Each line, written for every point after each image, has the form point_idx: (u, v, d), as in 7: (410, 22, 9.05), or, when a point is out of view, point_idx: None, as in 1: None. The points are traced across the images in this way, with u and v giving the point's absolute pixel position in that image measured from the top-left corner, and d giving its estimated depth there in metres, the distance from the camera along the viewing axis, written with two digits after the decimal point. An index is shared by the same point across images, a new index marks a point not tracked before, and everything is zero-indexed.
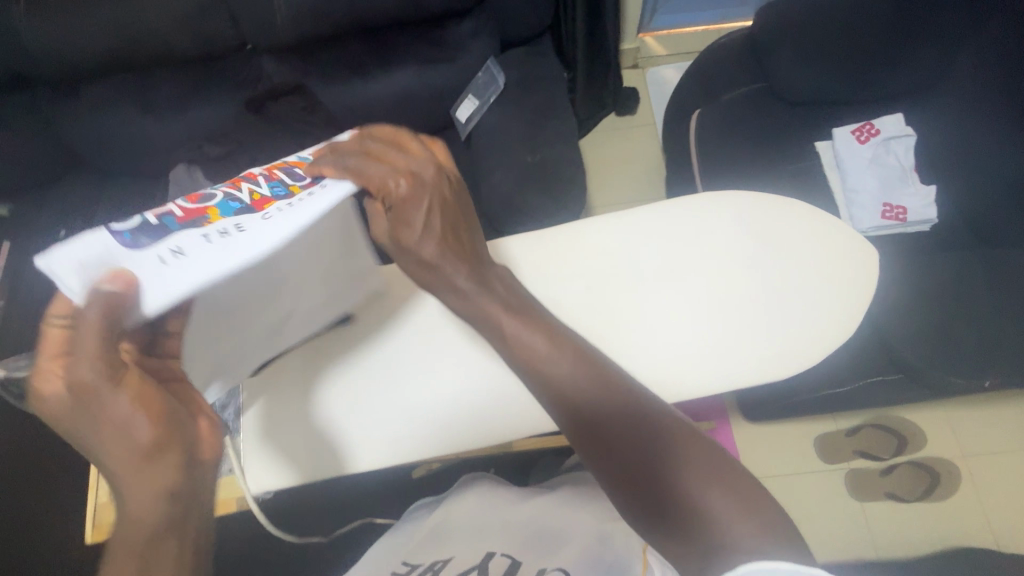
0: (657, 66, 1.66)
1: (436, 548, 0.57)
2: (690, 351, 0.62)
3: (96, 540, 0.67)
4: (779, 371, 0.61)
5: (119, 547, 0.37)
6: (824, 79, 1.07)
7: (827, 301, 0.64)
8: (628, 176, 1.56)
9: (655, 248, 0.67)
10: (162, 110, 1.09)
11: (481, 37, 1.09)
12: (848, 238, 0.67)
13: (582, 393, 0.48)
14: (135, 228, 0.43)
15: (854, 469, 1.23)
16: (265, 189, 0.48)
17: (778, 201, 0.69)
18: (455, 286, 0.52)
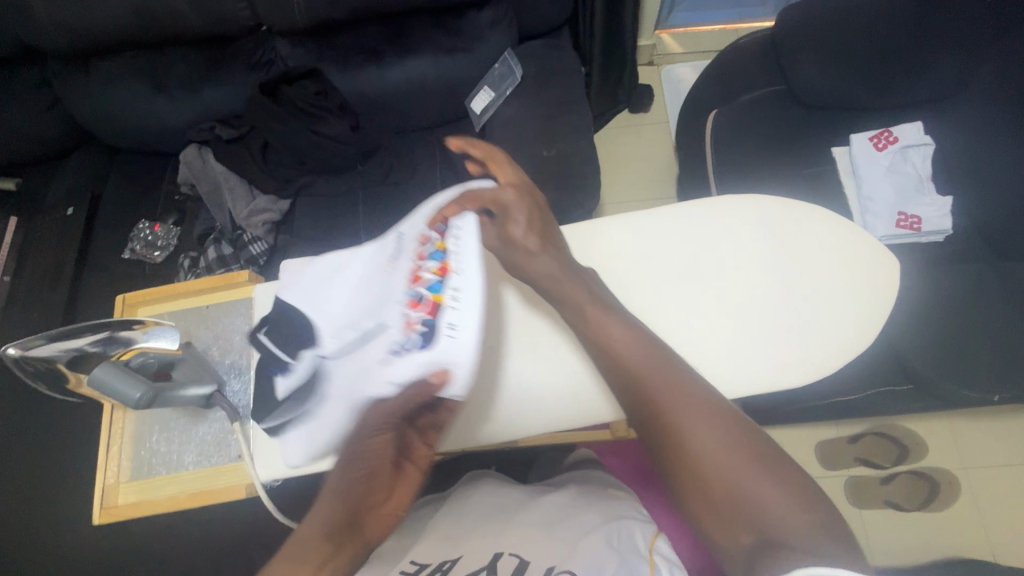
0: (672, 63, 1.64)
1: (446, 546, 0.57)
2: (706, 355, 0.62)
3: (105, 521, 0.66)
4: (795, 379, 0.61)
5: (299, 547, 0.43)
6: (847, 84, 1.06)
7: (846, 310, 0.63)
8: (639, 175, 1.55)
9: (673, 250, 0.66)
10: (175, 89, 1.07)
11: (500, 28, 1.07)
12: (870, 247, 0.66)
13: (637, 359, 0.51)
14: (415, 336, 0.53)
15: (854, 476, 1.23)
16: (432, 264, 0.55)
17: (801, 206, 0.68)
18: (553, 274, 0.57)
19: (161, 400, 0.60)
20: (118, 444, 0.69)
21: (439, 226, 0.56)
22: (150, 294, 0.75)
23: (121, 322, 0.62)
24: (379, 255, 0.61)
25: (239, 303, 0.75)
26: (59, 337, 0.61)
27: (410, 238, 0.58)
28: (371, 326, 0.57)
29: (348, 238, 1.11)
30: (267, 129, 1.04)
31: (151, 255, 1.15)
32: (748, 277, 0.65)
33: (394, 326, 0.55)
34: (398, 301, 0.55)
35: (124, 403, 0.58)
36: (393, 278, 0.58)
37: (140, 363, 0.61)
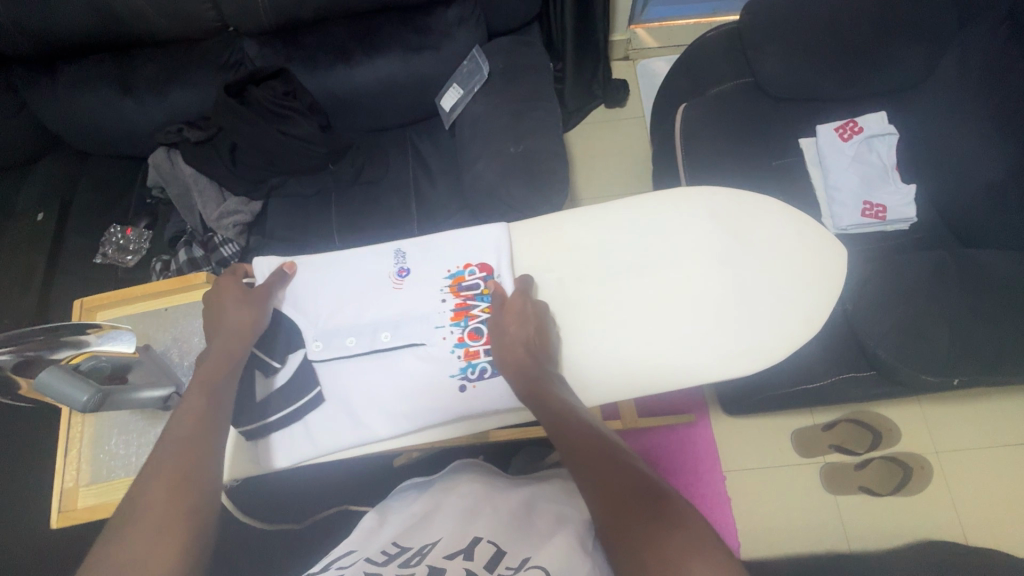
0: (647, 58, 1.65)
1: (426, 532, 0.56)
2: (661, 347, 0.63)
3: (63, 525, 0.66)
4: (748, 368, 0.62)
5: (203, 375, 0.56)
6: (815, 75, 1.07)
7: (797, 298, 0.65)
8: (616, 170, 1.56)
9: (631, 243, 0.67)
10: (142, 93, 1.06)
11: (468, 25, 1.07)
12: (819, 238, 0.68)
13: (597, 455, 0.48)
14: (480, 370, 0.66)
15: (828, 464, 1.25)
16: (479, 303, 0.67)
17: (754, 199, 0.69)
18: (544, 387, 0.56)
19: (111, 403, 0.62)
20: (77, 449, 0.69)
21: (481, 272, 0.68)
22: (107, 298, 0.75)
23: (74, 326, 0.62)
24: (386, 280, 0.69)
25: (200, 305, 0.74)
26: (5, 343, 0.59)
27: (439, 274, 0.69)
28: (387, 339, 0.67)
29: (321, 239, 1.12)
30: (235, 131, 1.03)
31: (124, 259, 1.16)
32: (704, 271, 0.66)
33: (442, 347, 0.67)
34: (442, 326, 0.67)
35: (69, 406, 0.59)
36: (413, 299, 0.69)
37: (91, 367, 0.63)
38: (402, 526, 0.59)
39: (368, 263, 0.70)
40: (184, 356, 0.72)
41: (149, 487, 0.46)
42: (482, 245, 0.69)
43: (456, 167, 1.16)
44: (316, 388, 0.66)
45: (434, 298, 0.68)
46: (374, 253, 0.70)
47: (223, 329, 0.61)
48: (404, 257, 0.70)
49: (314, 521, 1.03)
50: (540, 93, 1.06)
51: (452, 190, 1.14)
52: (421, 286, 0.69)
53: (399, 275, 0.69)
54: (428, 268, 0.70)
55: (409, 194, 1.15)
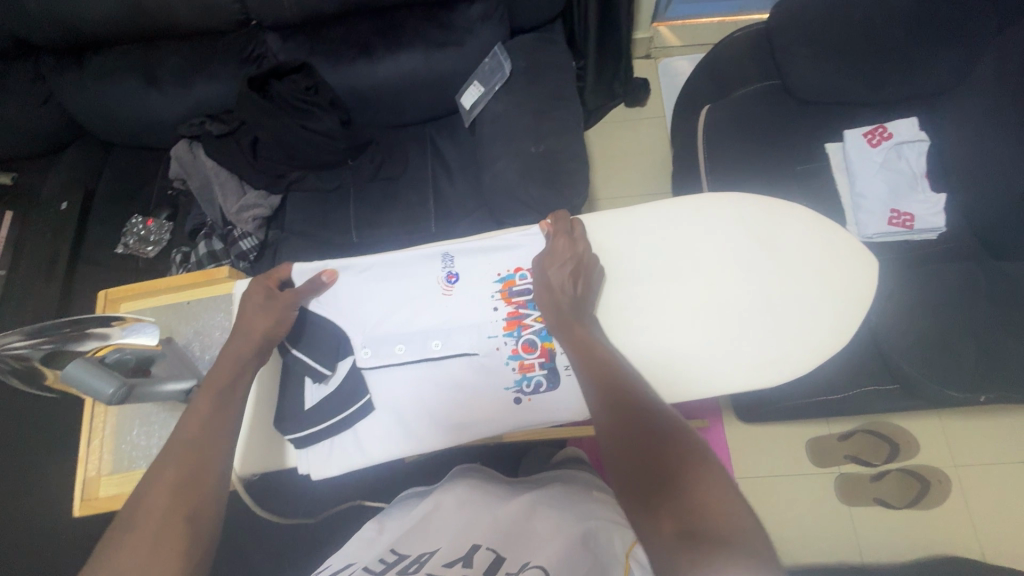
0: (669, 57, 1.64)
1: (425, 539, 0.56)
2: (685, 354, 0.62)
3: (85, 514, 0.66)
4: (771, 378, 0.61)
5: (217, 373, 0.56)
6: (843, 78, 1.04)
7: (823, 309, 0.63)
8: (636, 170, 1.55)
9: (663, 248, 0.66)
10: (167, 84, 1.07)
11: (490, 22, 1.06)
12: (849, 249, 0.65)
13: (618, 384, 0.50)
14: (534, 386, 0.65)
15: (844, 475, 1.23)
16: (531, 312, 0.66)
17: (782, 206, 0.67)
18: (575, 321, 0.58)
19: (137, 396, 0.60)
20: (99, 438, 0.70)
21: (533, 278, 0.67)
22: (129, 290, 0.75)
23: (97, 320, 0.63)
24: (437, 286, 0.68)
25: (221, 299, 0.74)
26: (37, 335, 0.61)
27: (488, 279, 0.68)
28: (437, 348, 0.66)
29: (339, 234, 1.13)
30: (257, 125, 1.04)
31: (144, 250, 1.18)
32: (730, 278, 0.64)
33: (496, 357, 0.66)
34: (497, 336, 0.66)
35: (96, 398, 0.57)
36: (463, 306, 0.67)
37: (116, 359, 0.61)
38: (401, 533, 0.59)
39: (416, 269, 0.69)
40: (207, 349, 0.72)
41: (148, 498, 0.44)
42: (521, 247, 0.68)
43: (475, 165, 1.15)
44: (366, 395, 0.66)
45: (486, 306, 0.67)
46: (423, 258, 0.68)
47: (241, 331, 0.61)
48: (452, 261, 0.69)
49: (326, 514, 1.04)
50: (561, 92, 1.04)
51: (470, 188, 1.14)
52: (471, 293, 0.68)
53: (448, 280, 0.68)
54: (477, 274, 0.68)
55: (427, 191, 1.15)
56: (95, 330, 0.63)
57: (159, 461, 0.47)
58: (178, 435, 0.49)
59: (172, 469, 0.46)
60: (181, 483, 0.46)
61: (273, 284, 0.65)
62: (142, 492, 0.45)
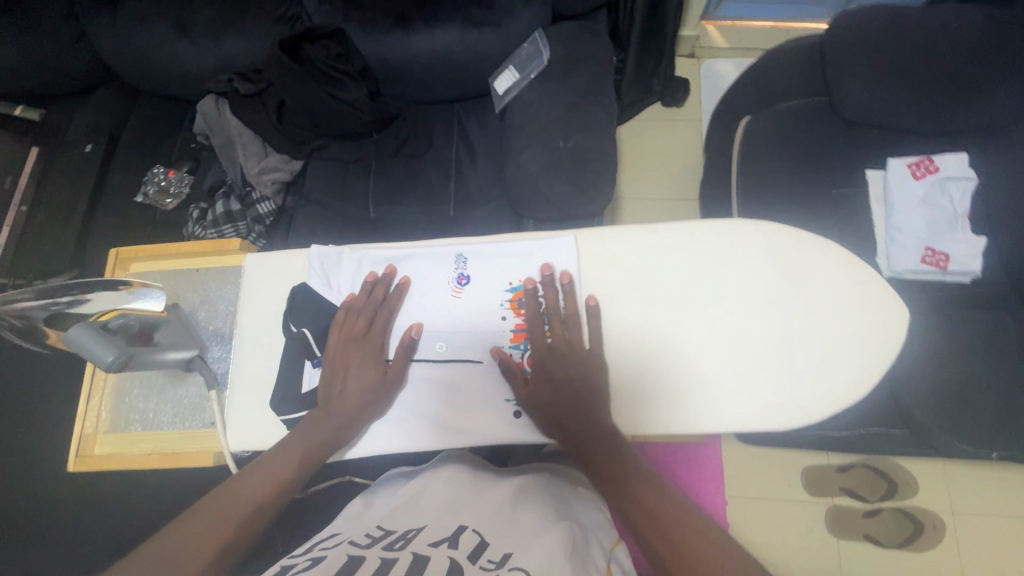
0: (713, 58, 1.58)
1: (412, 515, 0.56)
2: (685, 389, 0.55)
3: (80, 471, 0.59)
4: (777, 423, 0.53)
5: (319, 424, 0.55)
6: (895, 104, 0.99)
7: (843, 357, 0.55)
8: (665, 173, 1.51)
9: (678, 274, 0.58)
10: (198, 36, 1.04)
11: (533, 6, 1.01)
12: (881, 291, 0.56)
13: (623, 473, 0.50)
14: None
15: (836, 506, 1.22)
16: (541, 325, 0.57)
17: (813, 238, 0.58)
18: (558, 412, 0.53)
19: (137, 364, 0.55)
20: (99, 395, 0.61)
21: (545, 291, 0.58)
22: (142, 249, 0.66)
23: (106, 283, 0.57)
24: (446, 287, 0.59)
25: (233, 271, 0.65)
26: (43, 295, 0.55)
27: (500, 284, 0.59)
28: (442, 350, 0.59)
29: (356, 208, 1.12)
30: (285, 89, 1.02)
31: (163, 202, 1.17)
32: (744, 315, 0.56)
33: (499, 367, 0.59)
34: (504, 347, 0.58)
35: (94, 364, 0.53)
36: (473, 312, 0.59)
37: (119, 325, 0.55)
38: (389, 510, 0.58)
39: (425, 265, 0.61)
40: (209, 320, 0.64)
41: (212, 511, 0.48)
42: (540, 257, 0.59)
43: (501, 152, 1.12)
44: None
45: (493, 313, 0.59)
46: (432, 256, 0.60)
47: (341, 404, 0.55)
48: (466, 262, 0.60)
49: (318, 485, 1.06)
50: (598, 87, 1.01)
51: (492, 175, 1.11)
52: (482, 298, 0.59)
53: (458, 282, 0.59)
54: (491, 277, 0.59)
55: (449, 174, 1.13)
56: (108, 294, 0.56)
57: (245, 480, 0.51)
58: (278, 454, 0.53)
59: (262, 485, 0.51)
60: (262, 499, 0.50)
61: (359, 326, 0.57)
62: (220, 498, 0.50)
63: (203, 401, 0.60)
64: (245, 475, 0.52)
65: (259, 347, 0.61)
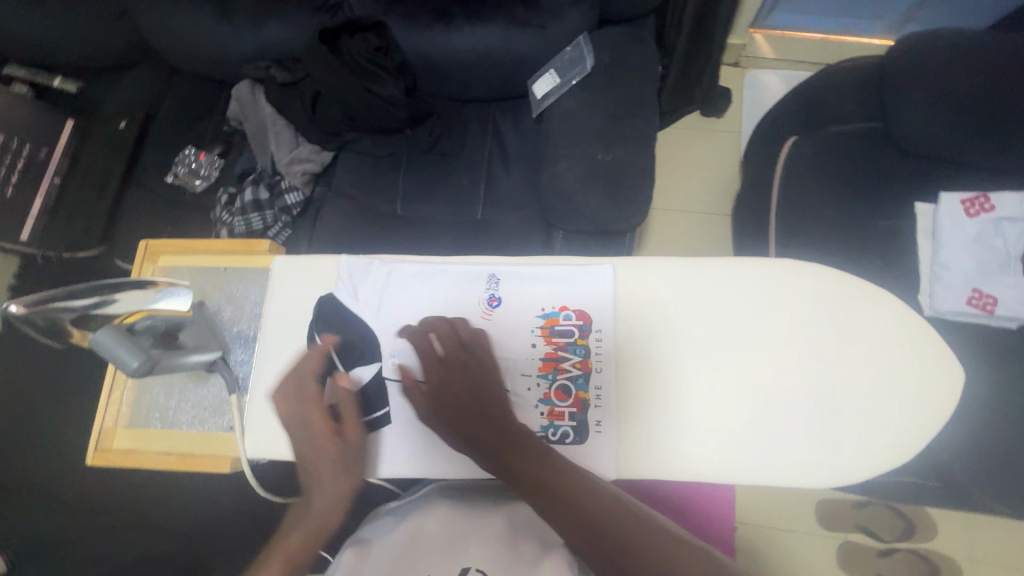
0: (759, 69, 1.52)
1: (411, 555, 0.47)
2: (720, 436, 0.53)
3: (97, 465, 0.59)
4: (813, 478, 0.52)
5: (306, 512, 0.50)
6: (953, 136, 0.95)
7: (888, 415, 0.53)
8: (699, 185, 1.47)
9: (720, 314, 0.55)
10: (235, 20, 1.01)
11: (580, 9, 0.97)
12: (934, 347, 0.54)
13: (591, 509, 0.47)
14: (559, 437, 0.54)
15: (849, 542, 1.19)
16: (572, 356, 0.55)
17: (868, 288, 0.55)
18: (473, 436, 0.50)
19: (162, 368, 0.53)
20: (120, 390, 0.61)
21: (578, 320, 0.56)
22: (173, 245, 0.65)
23: (133, 283, 0.57)
24: (475, 308, 0.57)
25: (260, 273, 0.64)
26: (70, 294, 0.54)
27: (532, 310, 0.56)
28: None
29: (384, 204, 1.10)
30: (322, 80, 1.01)
31: (193, 183, 1.16)
32: (784, 366, 0.54)
33: (524, 399, 0.55)
34: (531, 375, 0.55)
35: (120, 368, 0.52)
36: (502, 335, 0.56)
37: (146, 326, 0.55)
38: (386, 547, 0.49)
39: (456, 283, 0.59)
40: (233, 321, 0.63)
41: None
42: (574, 284, 0.57)
43: (535, 157, 1.10)
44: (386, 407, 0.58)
45: (523, 339, 0.56)
46: (464, 274, 0.58)
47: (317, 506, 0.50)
48: (497, 283, 0.57)
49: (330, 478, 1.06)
50: (641, 98, 0.97)
51: (525, 180, 1.09)
52: (513, 321, 0.56)
53: (489, 304, 0.57)
54: (523, 301, 0.57)
55: (480, 176, 1.11)
56: (136, 294, 0.56)
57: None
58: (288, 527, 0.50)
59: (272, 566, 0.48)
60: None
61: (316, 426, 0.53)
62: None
63: (223, 403, 0.59)
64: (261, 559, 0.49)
65: (282, 355, 0.59)
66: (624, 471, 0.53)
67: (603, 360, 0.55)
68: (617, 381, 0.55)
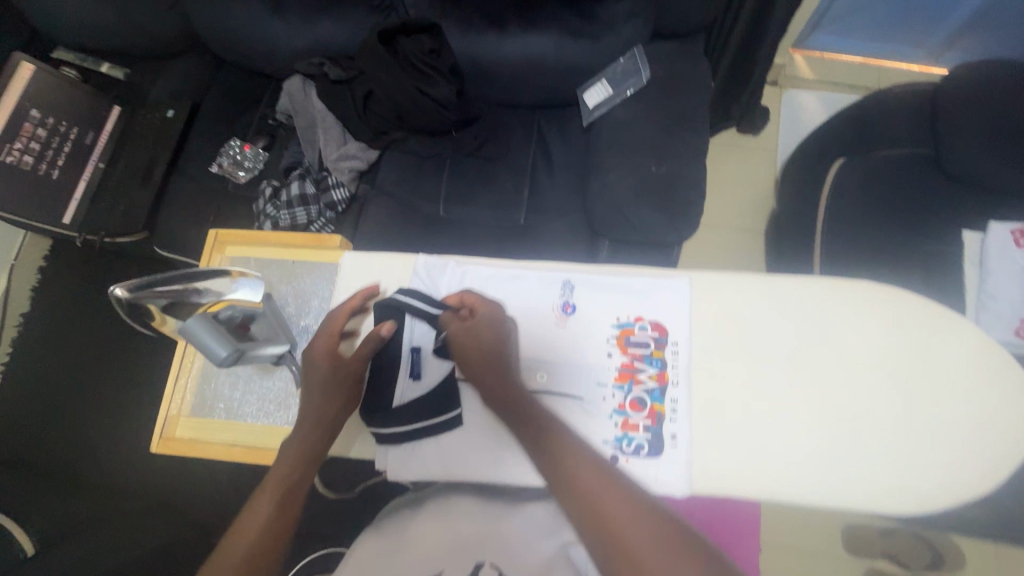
0: (797, 88, 1.52)
1: None
2: (799, 457, 0.52)
3: (162, 453, 0.59)
4: (894, 507, 0.51)
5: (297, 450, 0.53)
6: (1009, 166, 0.94)
7: (971, 446, 0.52)
8: (733, 201, 1.47)
9: (800, 333, 0.55)
10: (292, 16, 1.02)
11: (636, 21, 0.97)
12: (1018, 380, 0.53)
13: (588, 475, 0.47)
14: (635, 449, 0.53)
15: (876, 569, 1.17)
16: (648, 367, 0.55)
17: (953, 318, 0.54)
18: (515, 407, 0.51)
19: (246, 357, 0.55)
20: (186, 378, 0.61)
21: (654, 332, 0.55)
22: (242, 236, 0.67)
23: (210, 272, 0.57)
24: (549, 315, 0.57)
25: (327, 267, 0.65)
26: (156, 283, 0.54)
27: (606, 320, 0.57)
28: (543, 381, 0.56)
29: (428, 204, 1.10)
30: (377, 79, 1.02)
31: (236, 174, 1.16)
32: (865, 390, 0.53)
33: (599, 408, 0.55)
34: (606, 385, 0.55)
35: (208, 358, 0.53)
36: (576, 343, 0.56)
37: (226, 316, 0.55)
38: (401, 549, 0.49)
39: (530, 290, 0.59)
40: (300, 316, 0.63)
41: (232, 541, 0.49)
42: (649, 296, 0.57)
43: (581, 165, 1.10)
44: (456, 410, 0.57)
45: (598, 349, 0.56)
46: (539, 281, 0.59)
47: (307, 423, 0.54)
48: (572, 291, 0.58)
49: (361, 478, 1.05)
50: (694, 113, 0.97)
51: (570, 188, 1.09)
52: (587, 329, 0.57)
53: (564, 311, 0.57)
54: (597, 310, 0.57)
55: (524, 181, 1.11)
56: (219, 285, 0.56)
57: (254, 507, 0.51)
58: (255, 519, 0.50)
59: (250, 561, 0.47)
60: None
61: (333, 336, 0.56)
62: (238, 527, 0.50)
63: (288, 397, 0.59)
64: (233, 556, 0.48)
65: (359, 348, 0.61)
66: (700, 490, 0.52)
67: (680, 374, 0.54)
68: (694, 396, 0.54)
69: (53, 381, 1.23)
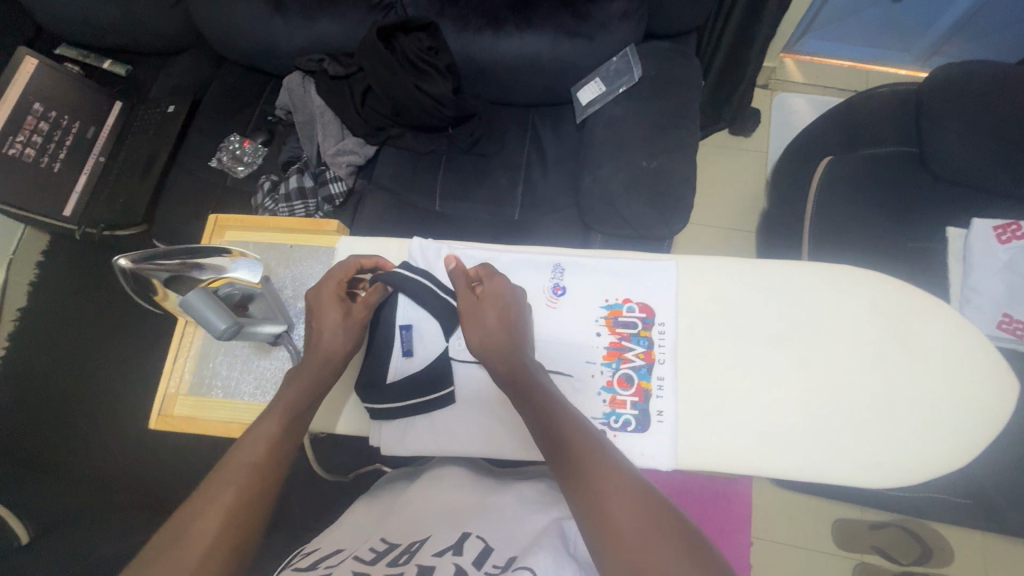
0: (788, 91, 1.55)
1: (417, 521, 0.48)
2: (780, 431, 0.54)
3: (160, 429, 0.60)
4: (870, 479, 0.52)
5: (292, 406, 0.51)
6: (992, 164, 0.96)
7: (947, 422, 0.53)
8: (725, 201, 1.50)
9: (782, 313, 0.57)
10: (292, 14, 1.04)
11: (629, 21, 0.99)
12: (991, 361, 0.55)
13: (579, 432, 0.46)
14: (622, 424, 0.55)
15: (864, 563, 1.19)
16: (635, 346, 0.57)
17: (931, 301, 0.56)
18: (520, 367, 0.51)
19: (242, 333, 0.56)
20: (185, 356, 0.63)
21: (641, 313, 0.57)
22: (240, 220, 0.69)
23: (211, 251, 0.59)
24: (541, 296, 0.59)
25: (324, 251, 0.67)
26: (160, 257, 0.57)
27: (595, 301, 0.59)
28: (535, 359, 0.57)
29: (424, 199, 1.12)
30: (375, 75, 1.04)
31: (235, 169, 1.18)
32: (846, 368, 0.55)
33: (587, 385, 0.56)
34: (595, 362, 0.57)
35: (206, 330, 0.54)
36: (566, 323, 0.58)
37: (225, 294, 0.57)
38: (392, 515, 0.50)
39: (523, 274, 0.61)
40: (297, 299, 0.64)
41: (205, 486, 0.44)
42: (637, 279, 0.59)
43: (574, 162, 1.12)
44: (450, 387, 0.59)
45: (587, 328, 0.58)
46: (531, 264, 0.60)
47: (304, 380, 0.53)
48: (562, 273, 0.60)
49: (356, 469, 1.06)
50: (685, 110, 0.99)
51: (564, 183, 1.11)
52: (577, 310, 0.58)
53: (554, 292, 0.59)
54: (586, 292, 0.59)
55: (519, 177, 1.13)
56: (216, 263, 0.58)
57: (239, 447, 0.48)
58: (229, 464, 0.46)
59: (222, 502, 0.43)
60: (224, 527, 0.42)
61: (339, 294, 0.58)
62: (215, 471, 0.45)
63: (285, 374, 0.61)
64: (196, 495, 0.44)
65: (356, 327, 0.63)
66: (684, 464, 0.54)
67: (666, 353, 0.56)
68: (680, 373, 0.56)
69: (51, 374, 1.24)
